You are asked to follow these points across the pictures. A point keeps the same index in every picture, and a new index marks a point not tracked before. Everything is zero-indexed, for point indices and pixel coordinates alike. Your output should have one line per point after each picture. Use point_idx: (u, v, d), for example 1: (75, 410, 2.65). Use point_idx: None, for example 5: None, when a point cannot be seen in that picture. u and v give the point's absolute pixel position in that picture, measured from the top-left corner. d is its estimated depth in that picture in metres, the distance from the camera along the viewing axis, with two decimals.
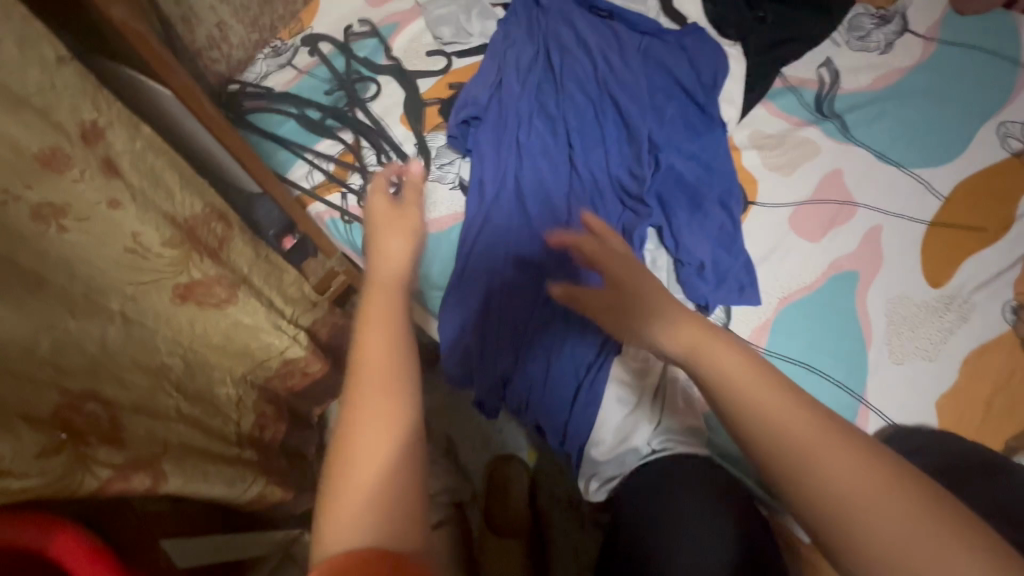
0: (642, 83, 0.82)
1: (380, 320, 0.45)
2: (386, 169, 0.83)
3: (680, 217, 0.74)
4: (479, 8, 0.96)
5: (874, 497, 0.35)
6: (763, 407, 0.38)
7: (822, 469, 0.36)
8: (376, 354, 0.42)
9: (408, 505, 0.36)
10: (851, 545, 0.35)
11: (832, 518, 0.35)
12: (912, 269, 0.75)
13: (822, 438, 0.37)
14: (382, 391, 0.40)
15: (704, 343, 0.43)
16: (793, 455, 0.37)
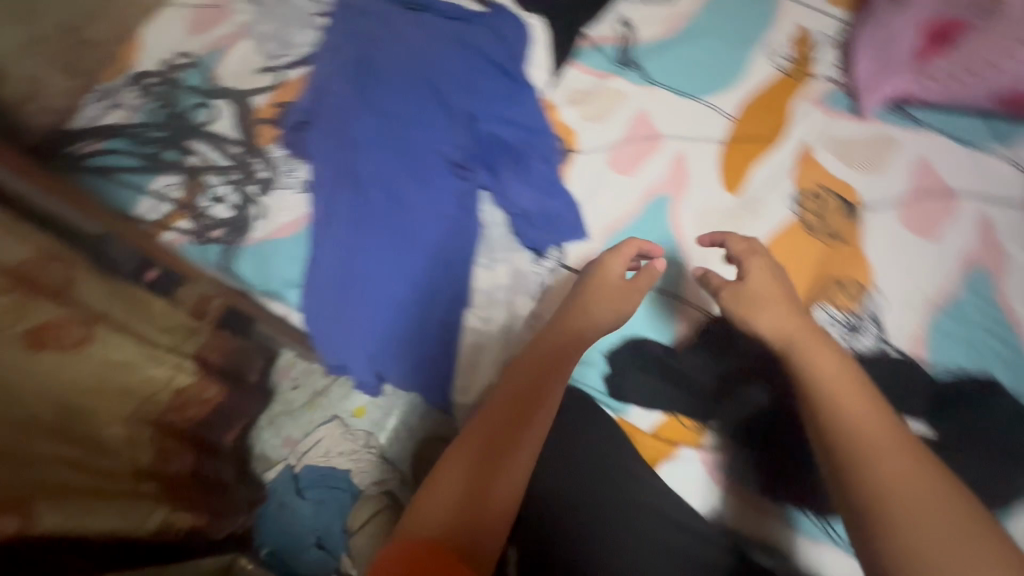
0: (454, 63, 0.88)
1: (548, 373, 0.67)
2: (233, 187, 0.87)
3: (505, 175, 0.81)
4: (301, 19, 1.01)
5: (926, 494, 0.51)
6: (854, 418, 0.57)
7: (880, 475, 0.53)
8: (528, 408, 0.64)
9: (479, 500, 0.58)
10: (900, 533, 0.50)
11: (893, 498, 0.51)
12: (712, 182, 0.86)
13: (890, 448, 0.54)
14: (488, 440, 0.62)
15: (798, 341, 0.64)
16: (858, 450, 0.55)
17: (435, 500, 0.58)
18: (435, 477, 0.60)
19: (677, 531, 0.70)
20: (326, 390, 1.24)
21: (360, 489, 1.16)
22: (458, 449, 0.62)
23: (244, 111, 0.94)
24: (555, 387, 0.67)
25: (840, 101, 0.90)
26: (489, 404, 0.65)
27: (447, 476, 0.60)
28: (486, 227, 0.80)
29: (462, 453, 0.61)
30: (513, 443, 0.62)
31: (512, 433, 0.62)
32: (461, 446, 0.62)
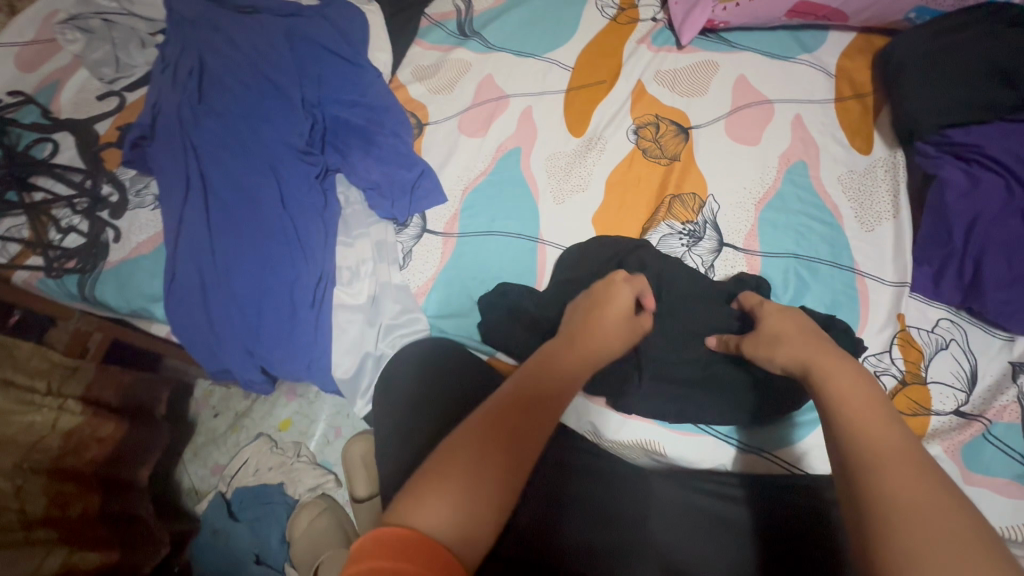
0: (288, 56, 0.89)
1: (585, 343, 0.54)
2: (82, 215, 0.85)
3: (354, 155, 0.85)
4: (137, 40, 0.99)
5: (903, 475, 0.36)
6: (841, 390, 0.43)
7: (862, 446, 0.39)
8: (545, 387, 0.49)
9: (491, 511, 0.41)
10: (882, 517, 0.35)
11: (863, 476, 0.37)
12: (558, 129, 0.88)
13: (872, 419, 0.41)
14: (497, 425, 0.44)
15: (811, 343, 0.50)
16: (858, 449, 0.39)
17: (434, 513, 0.39)
18: (426, 482, 0.40)
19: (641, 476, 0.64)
20: (248, 410, 1.22)
21: (295, 499, 1.09)
22: (479, 422, 0.45)
23: (88, 139, 0.92)
24: (586, 361, 0.53)
25: (666, 37, 0.95)
26: (510, 385, 0.49)
27: (448, 489, 0.40)
28: (345, 207, 0.86)
29: (467, 457, 0.42)
30: (541, 440, 0.45)
31: (545, 424, 0.46)
32: (466, 439, 0.43)
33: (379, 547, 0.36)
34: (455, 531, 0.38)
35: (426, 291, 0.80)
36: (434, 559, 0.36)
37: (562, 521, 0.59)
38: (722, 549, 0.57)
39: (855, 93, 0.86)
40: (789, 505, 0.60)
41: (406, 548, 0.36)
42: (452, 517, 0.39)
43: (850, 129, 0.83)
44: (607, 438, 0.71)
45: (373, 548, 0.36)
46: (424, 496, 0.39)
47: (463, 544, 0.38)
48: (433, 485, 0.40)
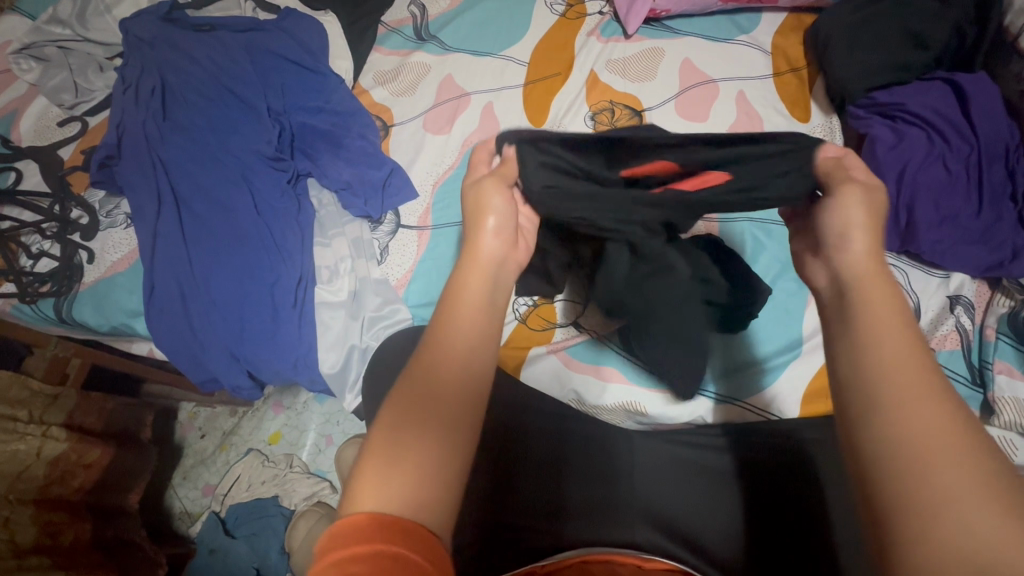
0: (249, 70, 0.92)
1: (483, 269, 0.41)
2: (53, 239, 0.86)
3: (324, 158, 0.88)
4: (95, 65, 1.00)
5: (947, 463, 0.28)
6: (873, 348, 0.33)
7: (889, 425, 0.30)
8: (460, 346, 0.37)
9: (452, 486, 0.33)
10: (905, 528, 0.28)
11: (889, 468, 0.29)
12: (518, 120, 0.91)
13: (910, 387, 0.31)
14: (424, 412, 0.35)
15: (851, 283, 0.38)
16: (876, 391, 0.32)
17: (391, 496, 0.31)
18: (362, 473, 0.33)
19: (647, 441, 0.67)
20: (236, 427, 1.22)
21: (291, 509, 1.06)
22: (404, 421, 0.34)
23: (51, 165, 0.92)
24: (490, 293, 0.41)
25: (613, 29, 0.98)
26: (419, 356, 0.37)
27: (397, 469, 0.32)
28: (319, 210, 0.88)
29: (403, 445, 0.33)
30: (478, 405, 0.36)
31: (476, 387, 0.36)
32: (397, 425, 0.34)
33: (342, 541, 0.30)
34: (424, 510, 0.32)
35: (405, 282, 0.83)
36: (411, 534, 0.30)
37: (567, 486, 0.62)
38: (716, 503, 0.59)
39: (792, 68, 0.90)
40: (763, 446, 0.62)
41: (374, 544, 0.29)
42: (411, 497, 0.31)
43: (789, 102, 0.88)
44: (592, 404, 0.74)
45: (339, 543, 0.30)
46: (365, 485, 0.32)
47: (432, 514, 0.32)
48: (375, 473, 0.32)
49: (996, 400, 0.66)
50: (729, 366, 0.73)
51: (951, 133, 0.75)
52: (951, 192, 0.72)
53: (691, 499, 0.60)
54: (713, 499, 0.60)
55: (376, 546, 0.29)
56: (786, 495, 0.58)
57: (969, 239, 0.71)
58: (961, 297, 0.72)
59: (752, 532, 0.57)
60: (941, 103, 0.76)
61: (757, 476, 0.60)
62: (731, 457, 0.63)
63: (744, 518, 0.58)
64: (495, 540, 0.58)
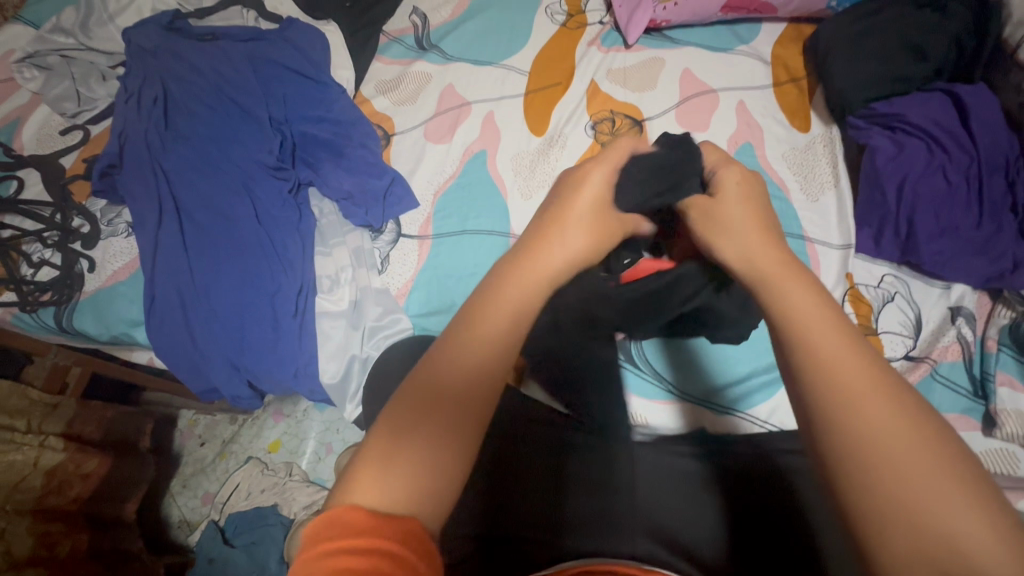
0: (251, 79, 0.92)
1: (532, 281, 0.40)
2: (54, 248, 0.86)
3: (325, 168, 0.89)
4: (97, 74, 1.00)
5: (904, 459, 0.29)
6: (820, 350, 0.34)
7: (849, 424, 0.31)
8: (495, 335, 0.37)
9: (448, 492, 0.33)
10: (872, 524, 0.29)
11: (851, 467, 0.30)
12: (519, 129, 0.91)
13: (861, 385, 0.32)
14: (441, 397, 0.35)
15: (765, 280, 0.39)
16: (829, 391, 0.32)
17: (371, 491, 0.32)
18: (373, 452, 0.33)
19: (643, 450, 0.66)
20: (235, 435, 1.21)
21: (292, 519, 1.04)
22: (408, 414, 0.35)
23: (53, 173, 0.93)
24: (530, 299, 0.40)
25: (613, 38, 0.99)
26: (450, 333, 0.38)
27: (404, 456, 0.33)
28: (320, 219, 0.88)
29: (415, 425, 0.34)
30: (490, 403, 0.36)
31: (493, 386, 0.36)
32: (412, 409, 0.34)
33: (335, 529, 0.30)
34: (420, 503, 0.32)
35: (406, 292, 0.83)
36: (405, 532, 0.30)
37: (565, 498, 0.62)
38: (694, 510, 0.59)
39: (791, 78, 0.91)
40: (741, 459, 0.63)
41: (369, 539, 0.29)
42: (411, 489, 0.32)
43: (789, 111, 0.88)
44: None
45: (332, 531, 0.30)
46: (369, 471, 0.32)
47: (422, 508, 0.32)
48: (382, 460, 0.33)
49: (999, 412, 0.66)
50: (727, 377, 0.74)
51: (951, 143, 0.75)
52: (952, 202, 0.72)
53: (684, 508, 0.60)
54: (689, 507, 0.60)
55: (368, 541, 0.29)
56: (775, 506, 0.57)
57: (970, 250, 0.71)
58: (963, 309, 0.72)
59: (734, 539, 0.56)
60: (941, 114, 0.77)
61: (733, 484, 0.61)
62: (710, 467, 0.63)
63: (725, 525, 0.57)
64: (491, 551, 0.57)
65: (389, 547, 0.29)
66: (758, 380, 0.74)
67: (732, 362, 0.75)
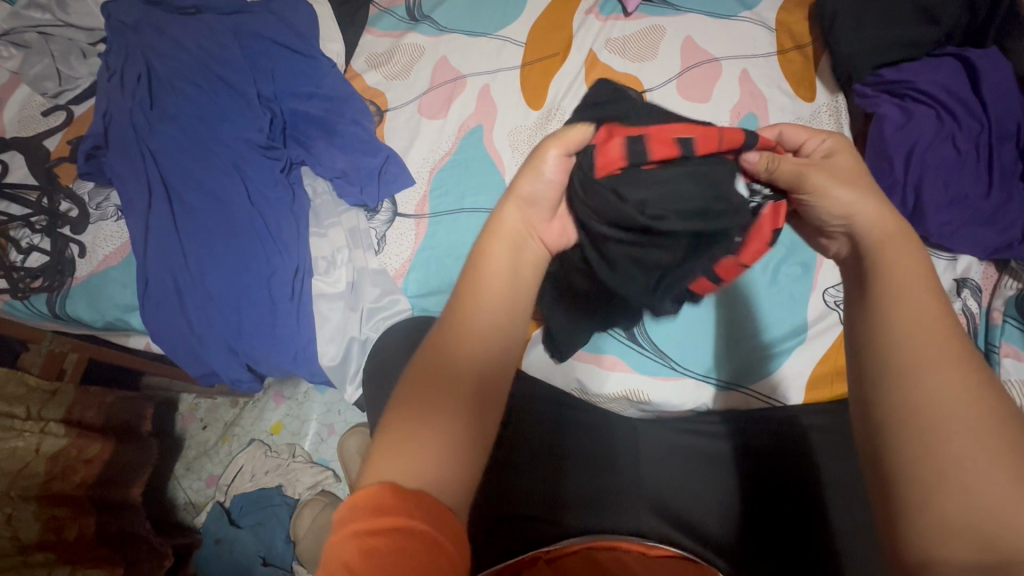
0: (237, 54, 0.89)
1: (505, 241, 0.42)
2: (42, 233, 0.84)
3: (317, 146, 0.86)
4: (77, 51, 0.97)
5: (971, 427, 0.30)
6: (899, 318, 0.35)
7: (912, 392, 0.32)
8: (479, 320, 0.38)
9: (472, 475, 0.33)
10: (915, 474, 0.31)
11: (911, 428, 0.32)
12: (516, 103, 0.88)
13: (938, 353, 0.33)
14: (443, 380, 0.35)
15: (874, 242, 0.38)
16: (904, 359, 0.34)
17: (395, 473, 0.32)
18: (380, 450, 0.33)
19: (666, 425, 0.66)
20: (237, 418, 1.21)
21: (296, 499, 1.06)
22: (426, 390, 0.35)
23: (37, 156, 0.90)
24: (514, 265, 0.42)
25: (613, 5, 0.93)
26: (452, 323, 0.38)
27: (414, 446, 0.33)
28: (313, 199, 0.86)
29: (426, 417, 0.34)
30: (496, 380, 0.37)
31: (493, 353, 0.38)
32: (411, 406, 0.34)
33: (360, 512, 0.30)
34: (430, 484, 0.32)
35: (403, 273, 0.81)
36: (426, 508, 0.30)
37: (563, 478, 0.61)
38: (705, 480, 0.60)
39: (797, 45, 0.87)
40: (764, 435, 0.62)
41: (391, 518, 0.29)
42: (423, 467, 0.32)
43: (794, 80, 0.85)
44: (593, 393, 0.74)
45: (357, 514, 0.30)
46: (391, 461, 0.32)
47: (449, 491, 0.32)
48: (396, 451, 0.33)
49: (1001, 384, 0.66)
50: (727, 354, 0.72)
51: (960, 111, 0.73)
52: (959, 171, 0.71)
53: (702, 482, 0.60)
54: (700, 477, 0.60)
55: (395, 521, 0.29)
56: (793, 483, 0.57)
57: (977, 221, 0.70)
58: (969, 281, 0.72)
59: (750, 512, 0.57)
60: (952, 79, 0.74)
61: (758, 454, 0.60)
62: (729, 433, 0.63)
63: (738, 500, 0.58)
64: (493, 531, 0.58)
65: (415, 527, 0.29)
66: (788, 345, 0.72)
67: (763, 328, 0.73)
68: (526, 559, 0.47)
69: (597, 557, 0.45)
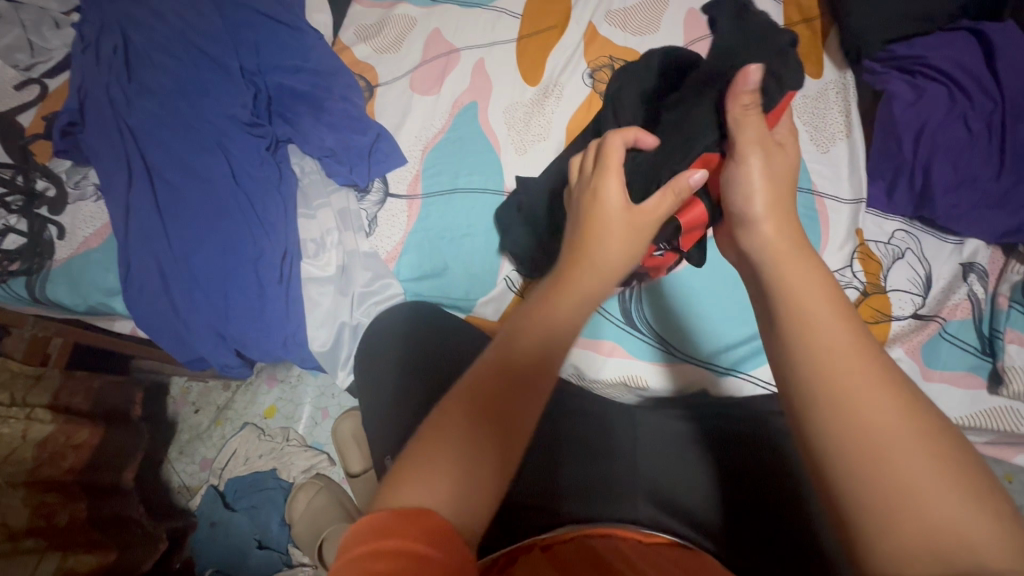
0: (219, 25, 0.84)
1: (571, 271, 0.43)
2: (18, 213, 0.81)
3: (304, 123, 0.83)
4: (49, 21, 0.93)
5: (900, 446, 0.28)
6: (819, 349, 0.32)
7: (829, 412, 0.30)
8: (529, 346, 0.38)
9: (480, 501, 0.31)
10: (874, 514, 0.27)
11: (851, 468, 0.28)
12: (511, 79, 0.84)
13: (850, 375, 0.30)
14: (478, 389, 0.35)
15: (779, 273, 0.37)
16: (819, 392, 0.31)
17: (409, 492, 0.30)
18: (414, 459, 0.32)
19: (647, 416, 0.65)
20: (229, 402, 1.20)
21: (291, 482, 1.06)
22: (469, 393, 0.35)
23: (10, 132, 0.86)
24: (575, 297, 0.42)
25: None
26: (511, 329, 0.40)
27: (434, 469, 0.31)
28: (301, 179, 0.83)
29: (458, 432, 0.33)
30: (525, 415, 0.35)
31: (536, 378, 0.37)
32: (454, 409, 0.35)
33: (363, 537, 0.28)
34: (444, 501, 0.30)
35: (396, 256, 0.79)
36: (429, 529, 0.28)
37: (556, 466, 0.60)
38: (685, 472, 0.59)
39: (803, 18, 0.83)
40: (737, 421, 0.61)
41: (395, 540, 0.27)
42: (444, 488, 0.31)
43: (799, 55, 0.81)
44: (591, 378, 0.73)
45: (358, 538, 0.28)
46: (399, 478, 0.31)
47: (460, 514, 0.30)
48: (417, 470, 0.31)
49: (1005, 370, 0.65)
50: (709, 347, 0.71)
51: (974, 89, 0.70)
52: (971, 151, 0.69)
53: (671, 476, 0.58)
54: (681, 466, 0.60)
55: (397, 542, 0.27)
56: (770, 476, 0.56)
57: (985, 203, 0.68)
58: (975, 265, 0.70)
59: (733, 508, 0.55)
60: (965, 55, 0.72)
61: (734, 448, 0.59)
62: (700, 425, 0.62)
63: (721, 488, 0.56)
64: (489, 520, 0.57)
65: (421, 547, 0.27)
66: (745, 347, 0.70)
67: (725, 325, 0.71)
68: (521, 546, 0.46)
69: (594, 546, 0.44)
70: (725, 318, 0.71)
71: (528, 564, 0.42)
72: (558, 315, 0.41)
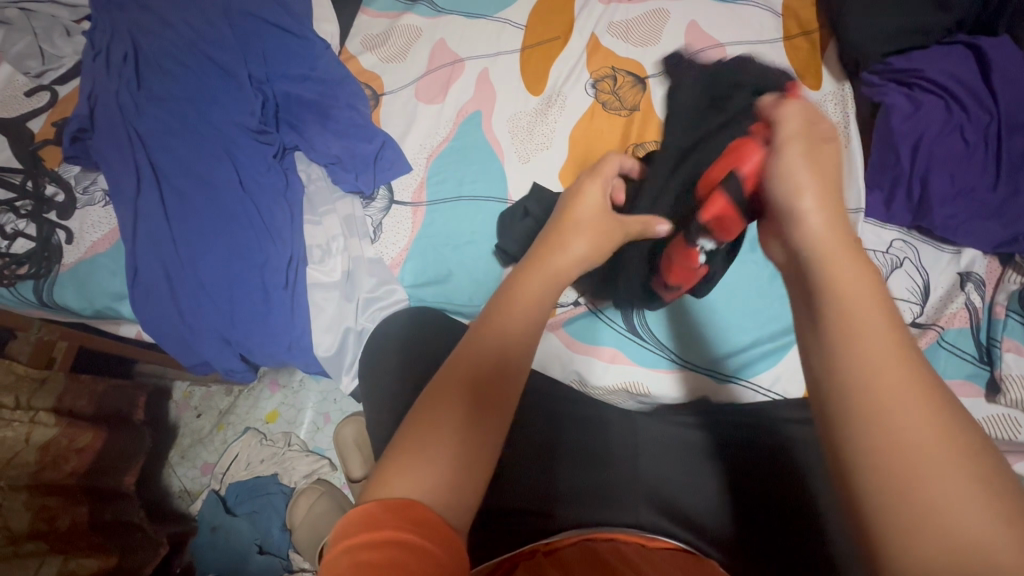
0: (228, 34, 0.86)
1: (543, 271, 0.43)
2: (27, 218, 0.82)
3: (310, 130, 0.84)
4: (60, 29, 0.95)
5: (937, 461, 0.26)
6: (860, 348, 0.29)
7: (862, 415, 0.28)
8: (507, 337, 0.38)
9: (469, 495, 0.32)
10: (897, 527, 0.25)
11: (878, 477, 0.26)
12: (514, 89, 0.86)
13: (890, 381, 0.28)
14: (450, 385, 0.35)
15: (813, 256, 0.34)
16: (853, 396, 0.28)
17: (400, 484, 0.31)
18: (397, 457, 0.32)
19: (655, 424, 0.65)
20: (231, 407, 1.21)
21: (292, 487, 1.06)
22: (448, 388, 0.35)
23: (20, 138, 0.87)
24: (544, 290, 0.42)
25: None
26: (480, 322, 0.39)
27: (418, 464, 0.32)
28: (308, 185, 0.84)
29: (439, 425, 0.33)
30: (516, 398, 0.36)
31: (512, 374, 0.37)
32: (435, 404, 0.35)
33: (357, 527, 0.29)
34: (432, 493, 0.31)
35: (400, 262, 0.80)
36: (423, 520, 0.29)
37: (560, 471, 0.61)
38: (695, 479, 0.59)
39: (803, 31, 0.84)
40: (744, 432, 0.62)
41: (386, 531, 0.28)
42: (432, 482, 0.31)
43: (801, 67, 0.82)
44: (593, 385, 0.74)
45: (353, 528, 0.29)
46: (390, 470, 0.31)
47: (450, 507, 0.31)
48: (407, 460, 0.32)
49: (1002, 378, 0.65)
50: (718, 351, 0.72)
51: (970, 102, 0.72)
52: (968, 163, 0.70)
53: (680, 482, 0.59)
54: (693, 475, 0.59)
55: (388, 534, 0.28)
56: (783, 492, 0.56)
57: (982, 214, 0.69)
58: (972, 275, 0.71)
59: (741, 519, 0.55)
60: (961, 69, 0.73)
61: (747, 459, 0.59)
62: (710, 436, 0.62)
63: (730, 500, 0.57)
64: (487, 524, 0.57)
65: (411, 538, 0.28)
66: (756, 351, 0.71)
67: (731, 329, 0.72)
68: (524, 551, 0.46)
69: (597, 550, 0.45)
70: (736, 321, 0.72)
71: (532, 567, 0.42)
72: (530, 310, 0.41)
